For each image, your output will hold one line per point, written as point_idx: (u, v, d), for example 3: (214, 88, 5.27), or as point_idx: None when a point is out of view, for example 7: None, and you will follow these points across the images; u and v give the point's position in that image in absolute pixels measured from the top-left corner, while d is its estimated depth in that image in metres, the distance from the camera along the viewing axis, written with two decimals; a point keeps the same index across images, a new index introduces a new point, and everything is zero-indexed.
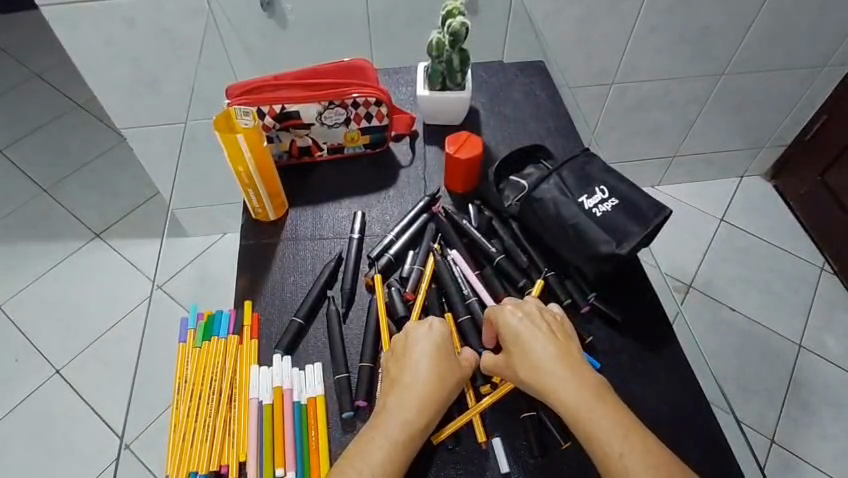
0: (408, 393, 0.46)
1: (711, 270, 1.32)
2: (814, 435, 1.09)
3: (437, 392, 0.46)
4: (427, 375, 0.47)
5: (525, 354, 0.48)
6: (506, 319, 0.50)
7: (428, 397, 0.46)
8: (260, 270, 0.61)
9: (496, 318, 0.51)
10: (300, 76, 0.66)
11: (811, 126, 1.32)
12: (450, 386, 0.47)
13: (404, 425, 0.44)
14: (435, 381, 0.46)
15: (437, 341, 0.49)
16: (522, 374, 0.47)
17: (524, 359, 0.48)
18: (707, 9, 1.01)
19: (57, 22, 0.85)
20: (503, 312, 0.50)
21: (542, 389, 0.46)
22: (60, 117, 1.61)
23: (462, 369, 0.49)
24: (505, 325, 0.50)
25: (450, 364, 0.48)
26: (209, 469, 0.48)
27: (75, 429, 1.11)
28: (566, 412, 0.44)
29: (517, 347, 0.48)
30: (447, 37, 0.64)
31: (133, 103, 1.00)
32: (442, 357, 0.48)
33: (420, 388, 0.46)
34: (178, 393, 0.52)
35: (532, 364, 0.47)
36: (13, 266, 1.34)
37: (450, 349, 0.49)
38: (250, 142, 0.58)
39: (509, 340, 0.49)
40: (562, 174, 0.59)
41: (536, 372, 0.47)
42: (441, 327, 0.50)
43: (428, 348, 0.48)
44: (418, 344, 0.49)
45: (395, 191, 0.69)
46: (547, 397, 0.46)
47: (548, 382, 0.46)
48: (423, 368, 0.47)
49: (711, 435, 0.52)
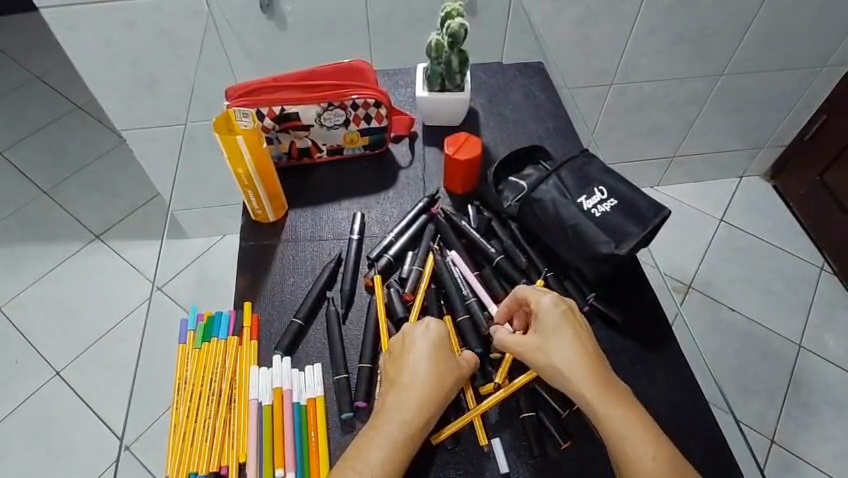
0: (407, 394, 0.46)
1: (711, 270, 1.32)
2: (814, 435, 1.09)
3: (437, 392, 0.46)
4: (426, 375, 0.47)
5: (563, 341, 0.48)
6: (547, 305, 0.50)
7: (428, 397, 0.46)
8: (260, 270, 0.61)
9: (534, 302, 0.51)
10: (300, 78, 0.67)
11: (810, 126, 1.32)
12: (450, 386, 0.47)
13: (404, 426, 0.44)
14: (434, 381, 0.46)
15: (436, 340, 0.49)
16: (556, 360, 0.47)
17: (563, 352, 0.47)
18: (707, 9, 1.01)
19: (57, 23, 0.85)
20: (545, 297, 0.50)
21: (573, 378, 0.46)
22: (60, 119, 1.61)
23: (462, 368, 0.49)
24: (545, 310, 0.49)
25: (450, 364, 0.48)
26: (209, 469, 0.48)
27: (75, 430, 1.11)
28: (593, 405, 0.45)
29: (556, 334, 0.48)
30: (446, 38, 0.64)
31: (133, 104, 1.00)
32: (441, 357, 0.48)
33: (420, 388, 0.46)
34: (178, 394, 0.52)
35: (569, 354, 0.47)
36: (13, 268, 1.34)
37: (448, 348, 0.49)
38: (250, 144, 0.58)
39: (548, 326, 0.49)
40: (561, 175, 0.60)
41: (571, 361, 0.47)
42: (437, 328, 0.50)
43: (427, 348, 0.48)
44: (416, 344, 0.49)
45: (394, 192, 0.69)
46: (576, 388, 0.46)
47: (582, 373, 0.46)
48: (422, 368, 0.47)
49: (711, 435, 0.52)
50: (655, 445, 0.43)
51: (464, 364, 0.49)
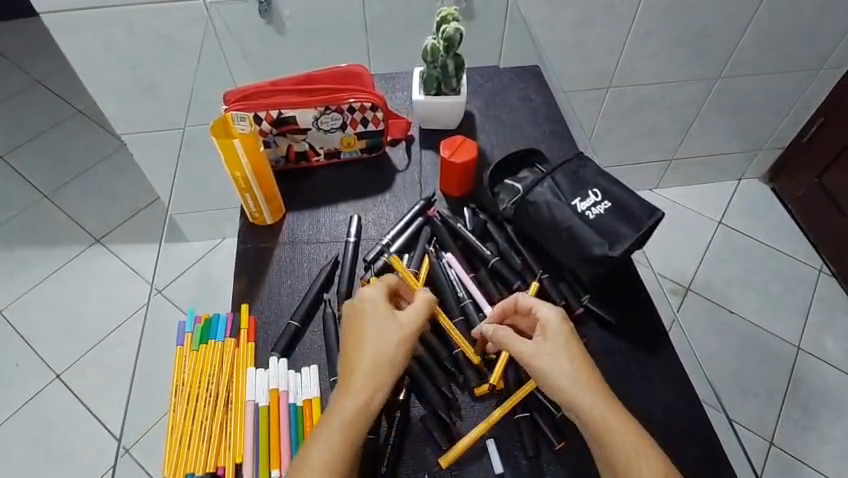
0: (355, 366, 0.46)
1: (709, 272, 1.32)
2: (814, 437, 1.09)
3: (382, 358, 0.47)
4: (370, 343, 0.47)
5: (574, 351, 0.47)
6: (555, 313, 0.49)
7: (375, 363, 0.46)
8: (257, 273, 0.62)
9: (540, 309, 0.50)
10: (297, 82, 0.67)
11: (808, 128, 1.32)
12: (398, 347, 0.48)
13: (355, 400, 0.44)
14: (379, 348, 0.47)
15: (375, 307, 0.50)
16: (566, 367, 0.46)
17: (574, 362, 0.46)
18: (704, 12, 1.02)
19: (57, 26, 0.86)
20: (552, 306, 0.50)
21: (582, 386, 0.45)
22: (61, 123, 1.62)
23: (408, 324, 0.49)
24: (554, 318, 0.49)
25: (393, 327, 0.48)
26: (205, 470, 0.48)
27: (75, 433, 1.12)
28: (602, 416, 0.44)
29: (566, 343, 0.47)
30: (442, 42, 0.64)
31: (133, 107, 1.01)
32: (383, 321, 0.49)
33: (367, 357, 0.47)
34: (175, 396, 0.53)
35: (579, 362, 0.46)
36: (12, 272, 1.35)
37: (389, 310, 0.50)
38: (247, 147, 0.58)
39: (555, 335, 0.48)
40: (556, 178, 0.60)
41: (581, 370, 0.46)
42: (373, 296, 0.51)
43: (368, 321, 0.49)
44: (359, 321, 0.49)
45: (391, 195, 0.69)
46: (585, 396, 0.44)
47: (591, 384, 0.45)
48: (365, 337, 0.48)
49: (706, 435, 0.53)
50: (656, 463, 0.42)
51: (407, 320, 0.49)
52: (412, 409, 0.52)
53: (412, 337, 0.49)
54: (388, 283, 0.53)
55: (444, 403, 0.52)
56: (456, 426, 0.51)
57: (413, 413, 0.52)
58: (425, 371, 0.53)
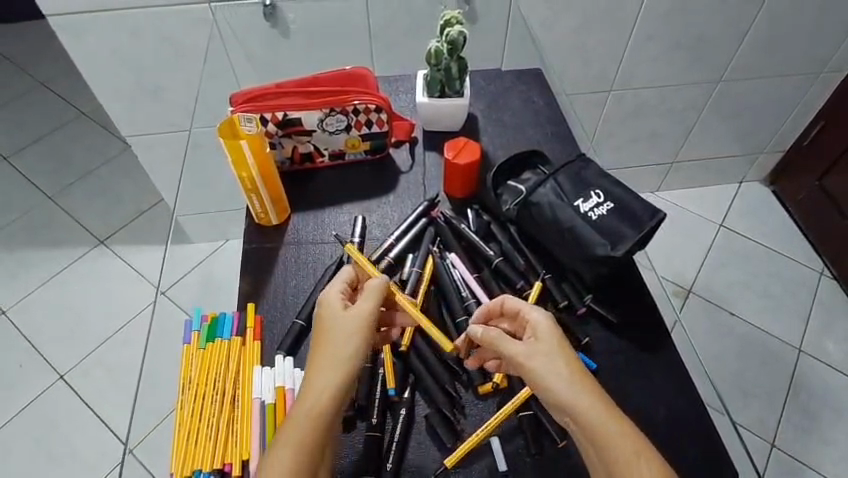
0: (312, 364, 0.45)
1: (710, 275, 1.33)
2: (815, 440, 1.10)
3: (338, 354, 0.45)
4: (324, 338, 0.46)
5: (568, 353, 0.45)
6: (544, 316, 0.48)
7: (330, 358, 0.44)
8: (262, 272, 0.63)
9: (529, 312, 0.49)
10: (302, 85, 0.68)
11: (808, 131, 1.33)
12: (352, 337, 0.46)
13: (313, 402, 0.42)
14: (333, 340, 0.45)
15: (328, 301, 0.49)
16: (562, 368, 0.44)
17: (569, 363, 0.44)
18: (703, 17, 1.03)
19: (63, 29, 0.87)
20: (541, 309, 0.49)
21: (579, 388, 0.43)
22: (65, 125, 1.63)
23: (361, 313, 0.47)
24: (544, 321, 0.48)
25: (345, 318, 0.47)
26: (213, 467, 0.49)
27: (79, 433, 1.12)
28: (602, 420, 0.41)
29: (559, 344, 0.46)
30: (446, 45, 0.65)
31: (138, 110, 1.02)
32: (335, 314, 0.47)
33: (322, 352, 0.45)
34: (183, 393, 0.53)
35: (574, 365, 0.44)
36: (16, 273, 1.35)
37: (342, 303, 0.48)
38: (253, 148, 0.59)
39: (547, 336, 0.46)
40: (558, 179, 0.61)
41: (576, 372, 0.44)
42: (329, 296, 0.49)
43: (324, 320, 0.47)
44: (318, 321, 0.47)
45: (395, 196, 0.70)
46: (584, 399, 0.42)
47: (589, 387, 0.43)
48: (321, 334, 0.46)
49: (707, 434, 0.53)
50: (663, 471, 0.39)
51: (360, 312, 0.47)
52: (416, 407, 0.53)
53: (366, 324, 0.47)
54: (344, 277, 0.52)
55: (447, 401, 0.53)
56: (460, 424, 0.52)
57: (417, 411, 0.53)
58: (429, 371, 0.54)
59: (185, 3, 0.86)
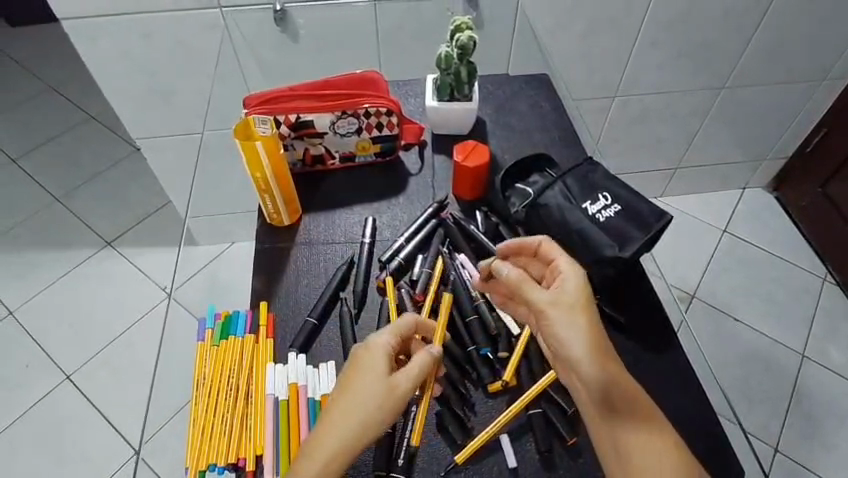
0: (339, 405, 0.46)
1: (713, 280, 1.34)
2: (818, 445, 1.10)
3: (367, 417, 0.45)
4: (358, 393, 0.46)
5: (591, 311, 0.48)
6: (578, 271, 0.50)
7: (358, 413, 0.45)
8: (274, 271, 0.64)
9: (564, 264, 0.51)
10: (315, 88, 0.69)
11: (811, 138, 1.34)
12: (383, 406, 0.45)
13: (328, 451, 0.43)
14: (366, 398, 0.45)
15: (376, 358, 0.48)
16: (579, 324, 0.46)
17: (587, 321, 0.47)
18: (706, 25, 1.04)
19: (77, 34, 0.89)
20: (574, 263, 0.51)
21: (592, 345, 0.45)
22: (73, 128, 1.65)
23: (401, 384, 0.47)
24: (576, 276, 0.50)
25: (385, 385, 0.46)
26: (227, 461, 0.50)
27: (83, 434, 1.13)
28: (608, 378, 0.44)
29: (581, 302, 0.48)
30: (456, 50, 0.66)
31: (148, 113, 1.03)
32: (378, 375, 0.47)
33: (352, 405, 0.45)
34: (197, 390, 0.55)
35: (591, 324, 0.47)
36: (24, 274, 1.37)
37: (387, 363, 0.48)
38: (268, 149, 0.60)
39: (569, 292, 0.48)
40: (566, 181, 0.62)
41: (592, 331, 0.46)
42: (382, 344, 0.48)
43: (366, 369, 0.47)
44: (361, 364, 0.47)
45: (404, 198, 0.71)
46: (594, 355, 0.45)
47: (602, 344, 0.46)
48: (358, 384, 0.46)
49: (712, 434, 0.54)
50: (657, 438, 0.42)
51: (402, 382, 0.47)
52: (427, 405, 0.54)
53: (403, 395, 0.46)
54: (398, 329, 0.50)
55: (457, 398, 0.54)
56: (470, 420, 0.53)
57: (428, 409, 0.53)
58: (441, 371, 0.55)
59: (197, 8, 0.88)
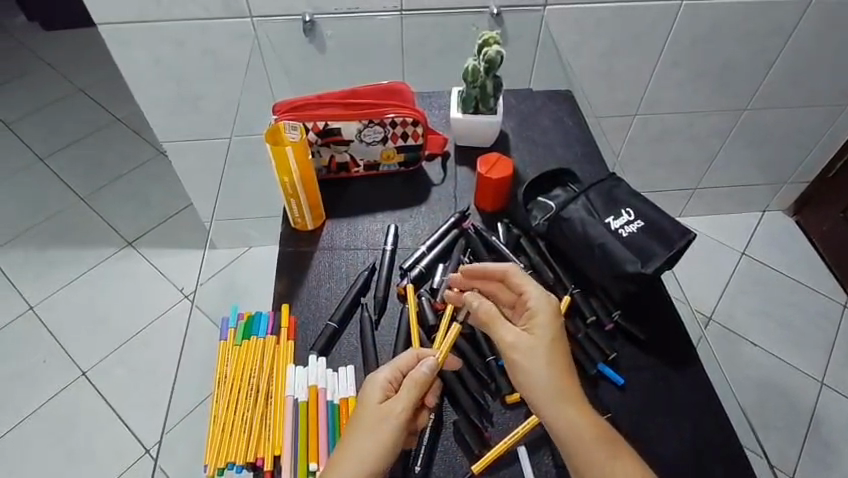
0: (343, 442, 0.47)
1: (731, 303, 1.32)
2: (836, 475, 1.07)
3: (361, 448, 0.45)
4: (358, 425, 0.47)
5: (559, 343, 0.49)
6: (546, 302, 0.51)
7: (357, 446, 0.46)
8: (297, 275, 0.65)
9: (530, 297, 0.51)
10: (343, 97, 0.71)
11: (833, 163, 1.33)
12: (378, 433, 0.46)
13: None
14: (364, 429, 0.46)
15: (371, 389, 0.49)
16: (543, 363, 0.47)
17: (555, 361, 0.48)
18: (730, 45, 1.04)
19: (111, 39, 0.91)
20: (547, 298, 0.51)
21: (558, 386, 0.47)
22: (99, 130, 1.68)
23: (397, 410, 0.47)
24: (542, 308, 0.51)
25: (377, 410, 0.47)
26: (245, 459, 0.51)
27: (95, 432, 1.14)
28: (573, 414, 0.46)
29: (553, 343, 0.49)
30: (482, 64, 0.67)
31: (176, 117, 1.06)
32: (372, 403, 0.48)
33: (354, 436, 0.46)
34: (219, 388, 0.56)
35: (560, 365, 0.48)
36: (45, 271, 1.39)
37: (384, 393, 0.49)
38: (297, 154, 0.61)
39: (541, 333, 0.49)
40: (589, 196, 0.62)
41: (563, 373, 0.48)
42: (380, 377, 0.49)
43: (367, 403, 0.48)
44: (364, 398, 0.49)
45: (427, 208, 0.72)
46: (559, 391, 0.46)
47: (566, 379, 0.47)
48: (359, 417, 0.48)
49: (733, 455, 0.53)
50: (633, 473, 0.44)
51: (397, 408, 0.47)
52: (445, 412, 0.54)
53: (401, 424, 0.47)
54: (400, 360, 0.51)
55: (474, 406, 0.54)
56: (487, 431, 0.53)
57: (446, 414, 0.54)
58: (460, 378, 0.55)
59: (229, 18, 0.90)
